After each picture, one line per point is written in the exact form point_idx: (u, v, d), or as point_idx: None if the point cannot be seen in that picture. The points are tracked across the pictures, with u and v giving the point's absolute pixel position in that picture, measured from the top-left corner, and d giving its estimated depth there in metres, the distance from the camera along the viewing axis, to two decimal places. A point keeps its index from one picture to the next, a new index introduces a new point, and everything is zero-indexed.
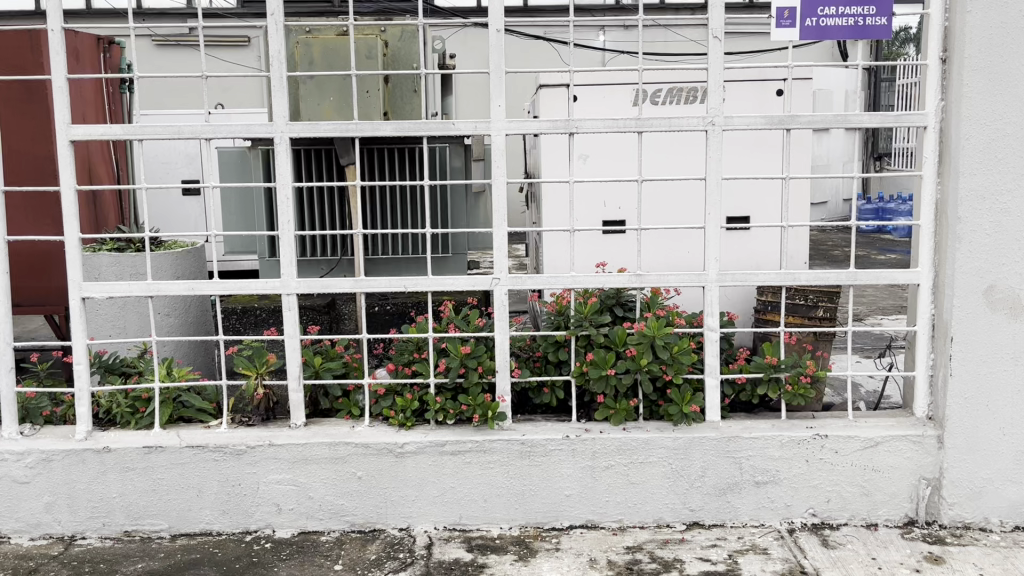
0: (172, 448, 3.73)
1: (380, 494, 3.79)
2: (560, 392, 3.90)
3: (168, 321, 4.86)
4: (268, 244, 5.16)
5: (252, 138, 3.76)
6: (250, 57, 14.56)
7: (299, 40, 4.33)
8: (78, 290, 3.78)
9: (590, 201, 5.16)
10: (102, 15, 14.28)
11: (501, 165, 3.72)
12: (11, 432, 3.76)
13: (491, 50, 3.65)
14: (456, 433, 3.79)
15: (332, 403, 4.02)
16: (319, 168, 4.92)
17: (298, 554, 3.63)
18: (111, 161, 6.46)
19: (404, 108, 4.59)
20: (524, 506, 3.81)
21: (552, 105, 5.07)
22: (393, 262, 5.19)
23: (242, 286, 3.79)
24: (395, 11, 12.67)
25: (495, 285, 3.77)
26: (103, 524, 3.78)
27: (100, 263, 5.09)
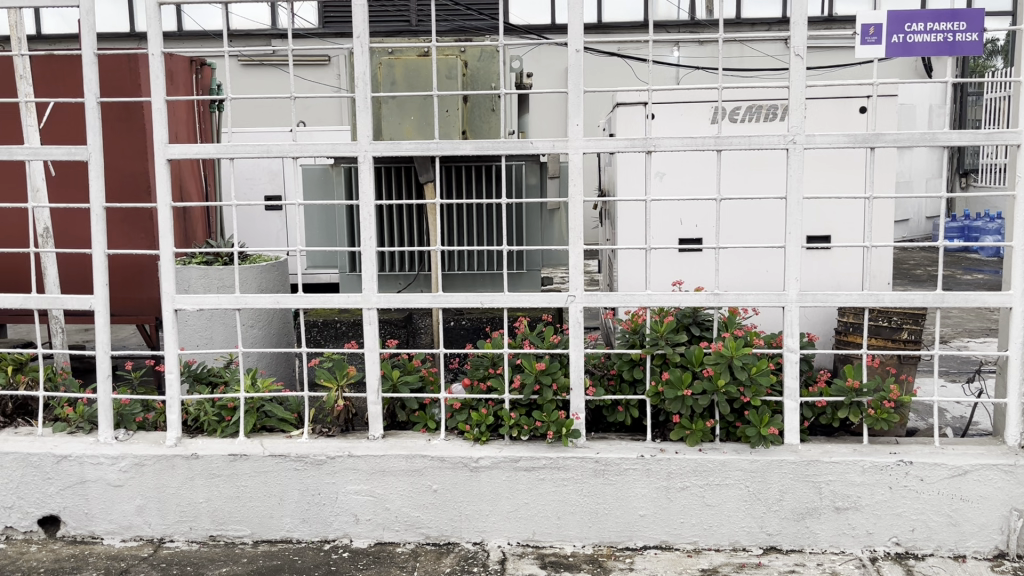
0: (255, 456, 3.85)
1: (455, 508, 3.84)
2: (635, 410, 3.89)
3: (252, 331, 5.08)
4: (348, 259, 5.29)
5: (337, 157, 3.88)
6: (331, 76, 14.94)
7: (382, 61, 4.48)
8: (171, 302, 3.93)
9: (667, 219, 5.14)
10: (192, 37, 14.84)
11: (579, 184, 3.75)
12: (107, 436, 3.95)
13: (571, 69, 3.68)
14: (530, 449, 3.81)
15: (409, 416, 4.09)
16: (399, 185, 5.01)
17: (375, 564, 3.70)
18: (200, 178, 6.77)
19: (482, 127, 4.70)
20: (598, 525, 3.80)
21: (630, 123, 5.08)
22: (469, 278, 5.24)
23: (325, 300, 3.90)
24: (469, 30, 12.87)
25: (570, 302, 3.80)
26: (190, 528, 3.92)
27: (190, 276, 5.31)
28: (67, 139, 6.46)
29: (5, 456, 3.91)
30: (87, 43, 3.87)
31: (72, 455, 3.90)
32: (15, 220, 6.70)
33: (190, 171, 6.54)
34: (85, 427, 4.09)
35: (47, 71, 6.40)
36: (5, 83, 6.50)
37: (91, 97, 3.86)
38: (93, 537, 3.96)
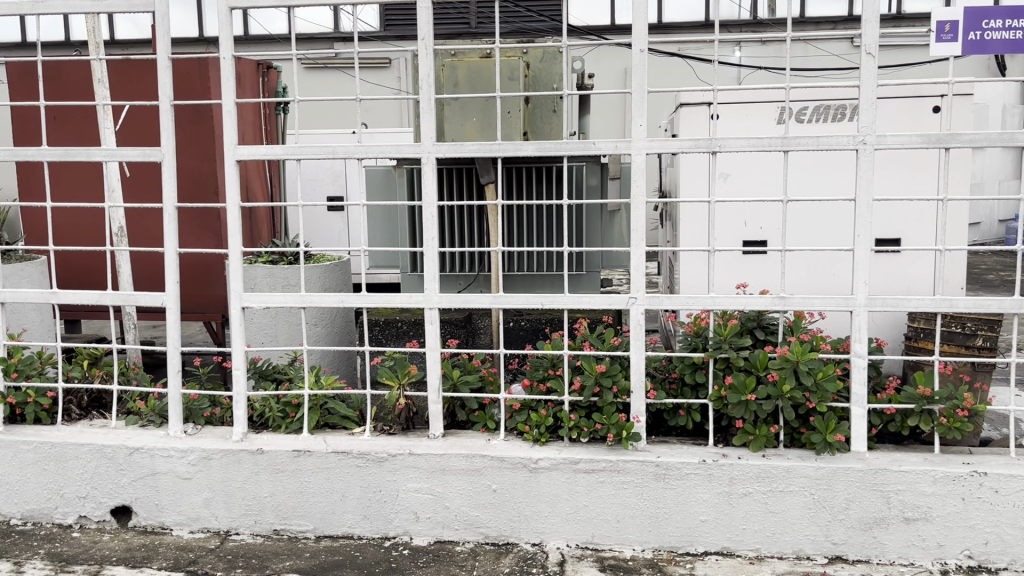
0: (319, 453, 3.91)
1: (514, 508, 3.84)
2: (696, 415, 3.84)
3: (316, 330, 5.18)
4: (409, 259, 5.32)
5: (401, 158, 3.92)
6: (391, 78, 15.09)
7: (445, 63, 4.51)
8: (238, 300, 4.00)
9: (730, 221, 5.07)
10: (258, 41, 15.14)
11: (642, 185, 3.72)
12: (177, 430, 4.05)
13: (635, 70, 3.66)
14: (590, 451, 3.79)
15: (469, 415, 4.10)
16: (460, 187, 5.03)
17: (435, 562, 3.73)
18: (265, 179, 6.95)
19: (543, 129, 4.68)
20: (658, 529, 3.77)
21: (693, 123, 5.03)
22: (529, 279, 5.24)
23: (388, 299, 3.94)
24: (528, 31, 12.90)
25: (632, 304, 3.77)
26: (255, 522, 4.00)
27: (256, 274, 5.44)
28: (141, 141, 6.71)
29: (80, 447, 4.04)
30: (162, 48, 3.98)
31: (143, 447, 4.00)
32: (92, 220, 6.95)
33: (256, 172, 6.72)
34: (156, 421, 4.21)
35: (124, 75, 6.66)
36: (84, 88, 6.76)
37: (166, 100, 3.95)
38: (162, 528, 4.07)
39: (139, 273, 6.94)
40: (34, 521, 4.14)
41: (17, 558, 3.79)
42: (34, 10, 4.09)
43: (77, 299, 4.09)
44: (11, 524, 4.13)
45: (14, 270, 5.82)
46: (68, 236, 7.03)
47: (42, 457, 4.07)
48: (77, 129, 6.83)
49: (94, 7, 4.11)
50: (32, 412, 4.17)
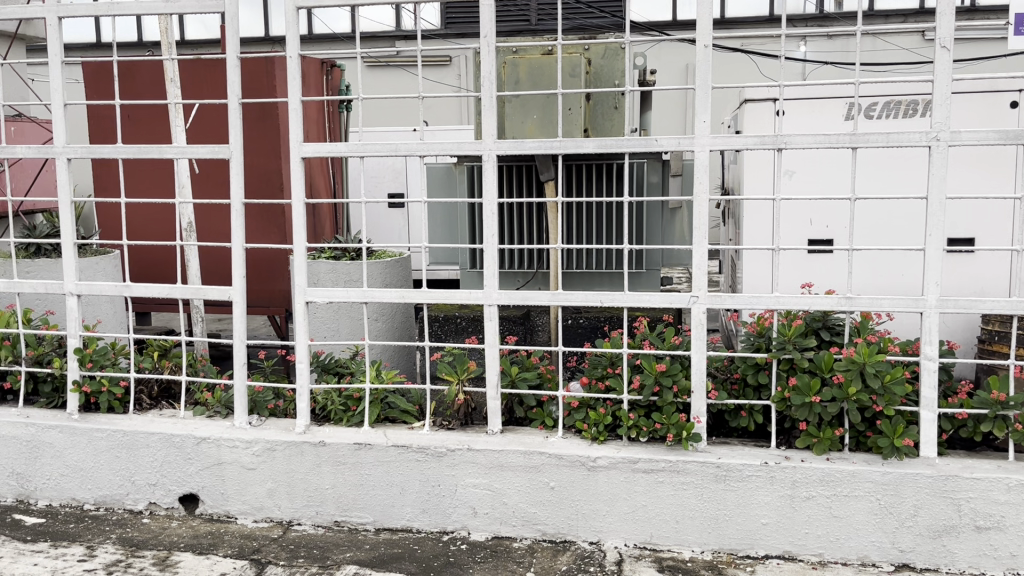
0: (379, 446, 3.96)
1: (572, 506, 3.83)
2: (759, 416, 3.77)
3: (376, 325, 5.32)
4: (469, 257, 5.31)
5: (462, 155, 3.94)
6: (452, 76, 15.17)
7: (506, 60, 4.50)
8: (302, 294, 4.06)
9: (795, 219, 4.98)
10: (322, 40, 15.36)
11: (705, 182, 3.67)
12: (242, 421, 4.15)
13: (699, 66, 3.61)
14: (649, 451, 3.76)
15: (527, 412, 4.11)
16: (520, 184, 5.03)
17: (493, 558, 3.75)
18: (329, 175, 7.12)
19: (604, 126, 4.61)
20: (718, 531, 3.72)
21: (758, 120, 4.98)
22: (588, 277, 5.20)
23: (448, 296, 3.96)
24: (589, 27, 12.85)
25: (693, 303, 3.73)
26: (316, 513, 4.07)
27: (319, 269, 5.55)
28: (210, 139, 6.90)
29: (150, 436, 4.16)
30: (231, 48, 4.06)
31: (210, 437, 4.10)
32: (162, 215, 7.16)
33: (319, 168, 6.88)
34: (222, 412, 4.31)
35: (195, 75, 6.87)
36: (156, 87, 6.96)
37: (234, 99, 4.03)
38: (228, 517, 4.17)
39: (208, 268, 7.14)
40: (106, 506, 4.28)
41: (90, 542, 3.93)
42: (110, 11, 4.22)
43: (149, 293, 4.21)
44: (85, 509, 4.27)
45: (89, 264, 6.03)
46: (140, 231, 7.26)
47: (115, 444, 4.21)
48: (149, 127, 7.04)
49: (168, 8, 4.23)
50: (105, 401, 4.30)
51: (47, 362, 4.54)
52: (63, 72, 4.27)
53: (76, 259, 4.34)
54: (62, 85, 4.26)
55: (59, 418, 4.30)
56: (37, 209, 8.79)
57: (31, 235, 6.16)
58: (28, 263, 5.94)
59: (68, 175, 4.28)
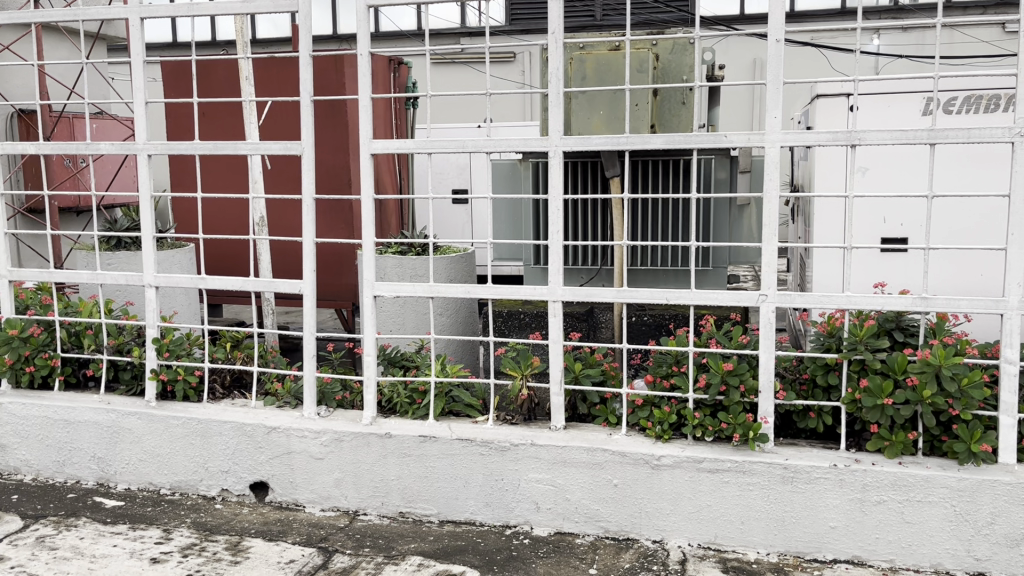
0: (443, 439, 4.00)
1: (636, 504, 3.82)
2: (828, 417, 3.70)
3: (441, 320, 5.38)
4: (533, 252, 5.33)
5: (529, 152, 3.95)
6: (516, 71, 15.21)
7: (573, 56, 4.48)
8: (370, 288, 4.12)
9: (868, 217, 4.86)
10: (389, 37, 15.55)
11: (774, 179, 3.61)
12: (311, 412, 4.24)
13: (770, 60, 3.56)
14: (714, 451, 3.72)
15: (590, 409, 4.10)
16: (586, 180, 5.02)
17: (555, 553, 3.76)
18: (395, 172, 7.25)
19: (672, 121, 4.53)
20: (785, 533, 3.66)
21: (830, 115, 4.88)
22: (653, 274, 5.16)
23: (513, 291, 3.98)
24: (654, 21, 12.75)
25: (762, 302, 3.67)
26: (382, 503, 4.14)
27: (387, 264, 5.66)
28: (282, 135, 7.06)
29: (223, 424, 4.28)
30: (304, 46, 4.14)
31: (280, 427, 4.20)
32: (235, 210, 7.36)
33: (386, 164, 7.00)
34: (291, 402, 4.42)
35: (268, 73, 7.03)
36: (230, 85, 7.16)
37: (306, 96, 4.11)
38: (296, 505, 4.27)
39: (279, 261, 7.33)
40: (181, 491, 4.42)
41: (166, 525, 4.07)
42: (189, 11, 4.34)
43: (223, 285, 4.33)
44: (161, 493, 4.42)
45: (166, 256, 6.24)
46: (213, 226, 7.47)
47: (190, 431, 4.34)
48: (224, 124, 7.25)
49: (243, 8, 4.33)
50: (181, 389, 4.45)
51: (127, 351, 4.72)
52: (144, 71, 4.42)
53: (154, 251, 4.49)
54: (144, 84, 4.42)
55: (138, 405, 4.45)
56: (117, 203, 9.11)
57: (112, 228, 6.40)
58: (110, 256, 6.17)
59: (148, 171, 4.43)
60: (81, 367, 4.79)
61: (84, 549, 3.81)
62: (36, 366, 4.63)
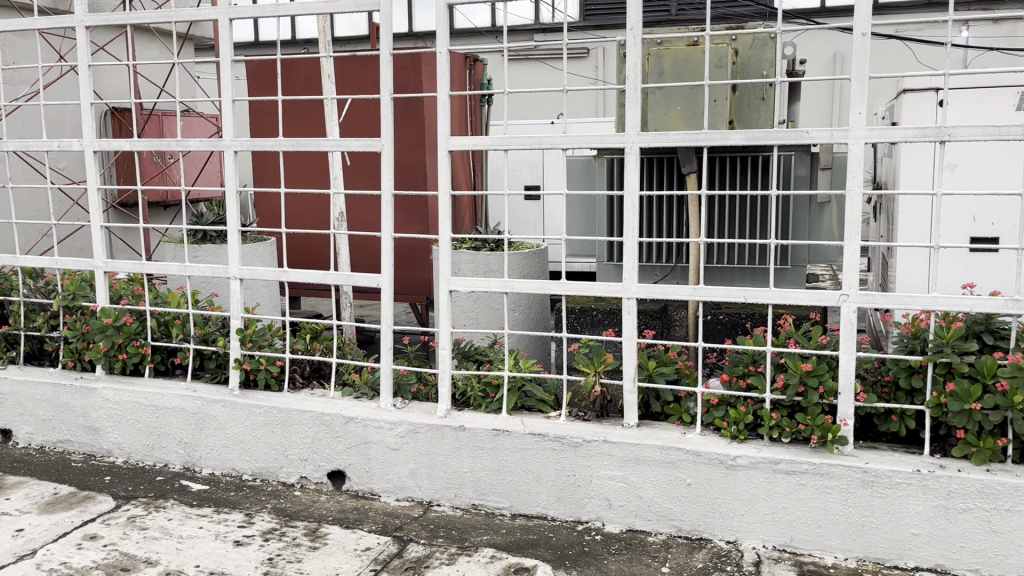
0: (516, 433, 4.03)
1: (709, 504, 3.79)
2: (911, 421, 3.61)
3: (513, 315, 5.54)
4: (607, 249, 5.31)
5: (605, 148, 3.94)
6: (590, 68, 15.21)
7: (650, 51, 4.37)
8: (446, 283, 4.15)
9: (957, 216, 4.72)
10: (464, 35, 15.71)
11: (858, 176, 3.52)
12: (387, 403, 4.33)
13: (855, 54, 3.47)
14: (792, 452, 3.66)
15: (664, 407, 4.08)
16: (662, 177, 4.97)
17: (627, 550, 3.76)
18: (470, 168, 7.40)
19: (751, 118, 4.40)
20: (864, 539, 3.58)
21: (917, 111, 4.75)
22: (729, 272, 5.10)
23: (587, 287, 3.98)
24: (731, 15, 12.57)
25: (843, 302, 3.58)
26: (455, 495, 4.20)
27: (461, 260, 5.80)
28: (362, 131, 7.26)
29: (303, 413, 4.40)
30: (384, 44, 4.20)
31: (358, 417, 4.30)
32: (315, 205, 7.56)
33: (461, 162, 7.14)
34: (368, 393, 4.51)
35: (349, 71, 7.23)
36: (311, 83, 7.33)
37: (385, 93, 4.16)
38: (372, 494, 4.36)
39: (357, 256, 7.51)
40: (262, 477, 4.56)
41: (248, 510, 4.21)
42: (274, 12, 4.46)
43: (304, 278, 4.43)
44: (243, 479, 4.57)
45: (249, 250, 6.47)
46: (294, 220, 7.68)
47: (271, 420, 4.47)
48: (304, 121, 7.44)
49: (326, 7, 4.42)
50: (263, 378, 4.59)
51: (212, 340, 4.89)
52: (230, 70, 4.55)
53: (239, 245, 4.62)
54: (231, 82, 4.56)
55: (222, 393, 4.61)
56: (202, 198, 9.43)
57: (199, 222, 6.65)
58: (196, 249, 6.42)
59: (234, 166, 4.57)
60: (169, 355, 5.01)
61: (171, 530, 3.97)
62: (129, 354, 4.84)
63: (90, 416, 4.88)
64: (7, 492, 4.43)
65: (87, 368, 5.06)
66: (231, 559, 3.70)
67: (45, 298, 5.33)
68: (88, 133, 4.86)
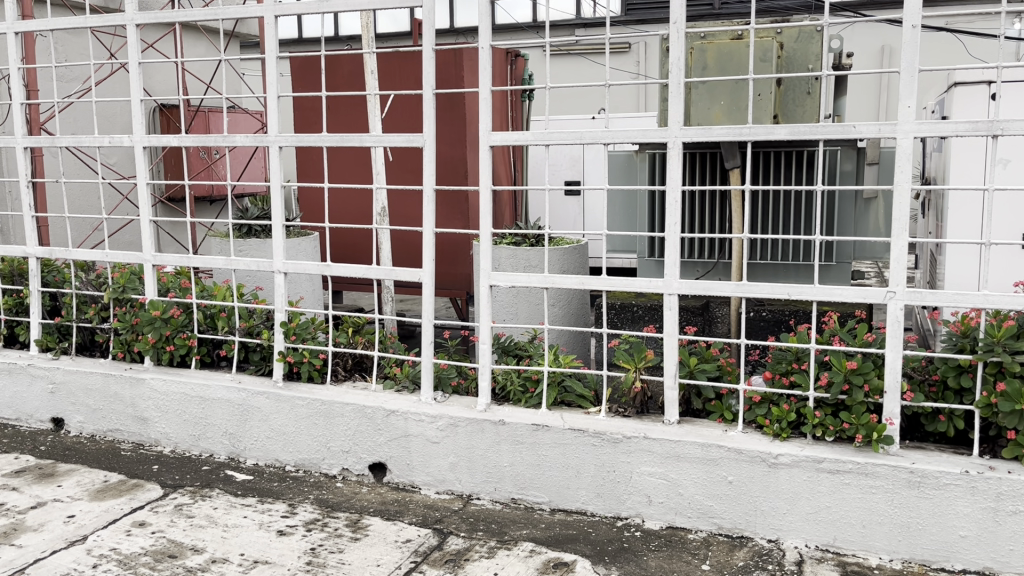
0: (556, 429, 4.04)
1: (751, 502, 3.75)
2: (960, 421, 3.53)
3: (553, 311, 5.53)
4: (648, 245, 5.28)
5: (647, 143, 3.92)
6: (631, 63, 15.15)
7: (693, 45, 4.33)
8: (486, 278, 4.15)
9: (1010, 212, 4.61)
10: (505, 30, 15.72)
11: (907, 171, 3.45)
12: (428, 397, 4.36)
13: (904, 47, 3.40)
14: (836, 451, 3.61)
15: (705, 404, 4.04)
16: (705, 172, 4.92)
17: (667, 547, 3.74)
18: (510, 164, 7.43)
19: (796, 112, 4.35)
20: (910, 540, 3.52)
21: (968, 104, 4.65)
22: (773, 268, 5.04)
23: (628, 283, 3.96)
24: (776, 8, 12.41)
25: (890, 299, 3.52)
26: (495, 489, 4.22)
27: (501, 255, 5.81)
28: (404, 126, 7.33)
29: (345, 406, 4.45)
30: (427, 39, 4.21)
31: (399, 410, 4.34)
32: (358, 200, 7.64)
33: (502, 157, 7.17)
34: (409, 386, 4.55)
35: (391, 67, 7.29)
36: (354, 78, 7.40)
37: (428, 88, 4.17)
38: (412, 486, 4.40)
39: (399, 251, 7.59)
40: (305, 469, 4.63)
41: (291, 500, 4.27)
42: (318, 9, 4.50)
43: (347, 272, 4.47)
44: (287, 470, 4.64)
45: (293, 244, 6.56)
46: (336, 215, 7.76)
47: (314, 412, 4.53)
48: (347, 116, 7.52)
49: (369, 3, 4.45)
50: (306, 371, 4.66)
51: (257, 333, 4.97)
52: (275, 66, 4.60)
53: (283, 239, 4.67)
54: (276, 79, 4.62)
55: (266, 385, 4.68)
56: (247, 193, 9.59)
57: (244, 217, 6.76)
58: (242, 243, 6.53)
59: (278, 162, 4.62)
60: (214, 347, 5.10)
61: (216, 519, 4.05)
62: (177, 346, 4.95)
63: (139, 406, 4.99)
64: (60, 478, 4.55)
65: (136, 359, 5.18)
66: (274, 548, 3.76)
67: (96, 290, 5.46)
68: (138, 130, 4.95)
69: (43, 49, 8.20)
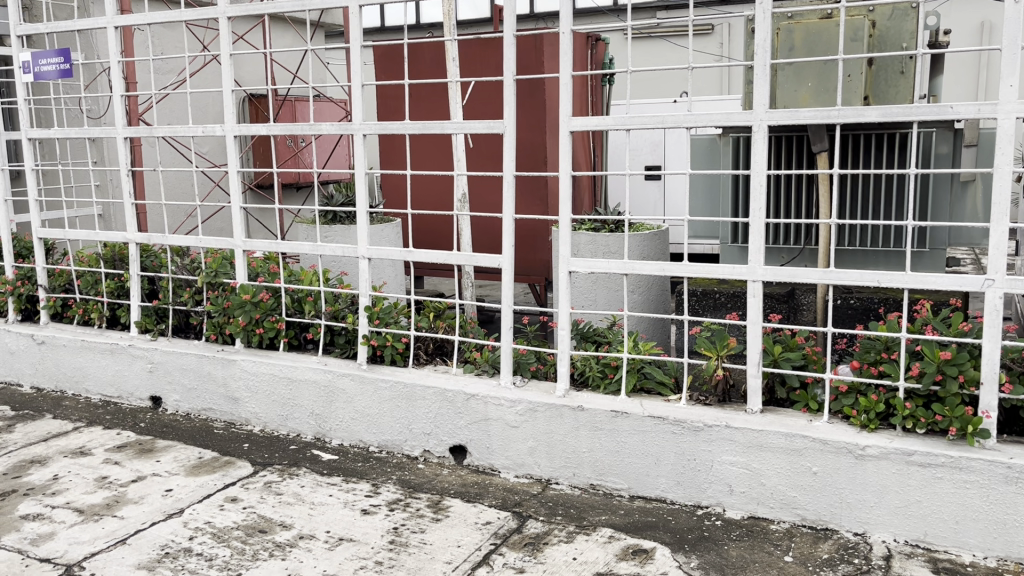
0: (635, 415, 4.02)
1: (836, 494, 3.67)
2: None
3: (632, 297, 5.52)
4: (731, 230, 5.13)
5: (731, 126, 3.84)
6: (714, 45, 14.90)
7: (780, 26, 4.21)
8: (566, 263, 4.15)
9: None
10: (586, 14, 15.63)
11: (1007, 153, 3.30)
12: (508, 381, 4.40)
13: (1007, 23, 3.24)
14: (926, 444, 3.50)
15: (789, 394, 3.96)
16: (791, 156, 4.79)
17: (749, 537, 3.69)
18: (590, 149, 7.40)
19: (888, 92, 4.18)
20: (1006, 538, 3.39)
21: None
22: (862, 254, 4.90)
23: (711, 269, 3.90)
24: None
25: (988, 287, 3.37)
26: (573, 474, 4.23)
27: (580, 241, 5.82)
28: (486, 113, 7.39)
29: (427, 389, 4.53)
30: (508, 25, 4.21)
31: (479, 394, 4.39)
32: (439, 186, 7.73)
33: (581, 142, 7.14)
34: (489, 370, 4.59)
35: (472, 54, 7.34)
36: (436, 66, 7.48)
37: (509, 74, 4.18)
38: (492, 469, 4.45)
39: (480, 236, 7.66)
40: (388, 450, 4.73)
41: (375, 480, 4.38)
42: None
43: (429, 258, 4.53)
44: (370, 450, 4.76)
45: (377, 230, 6.68)
46: (418, 201, 7.89)
47: (396, 394, 4.62)
48: (429, 104, 7.61)
49: None
50: (389, 354, 4.76)
51: (342, 317, 5.10)
52: (359, 55, 4.68)
53: (367, 224, 4.76)
54: (360, 67, 4.69)
55: (351, 367, 4.80)
56: (331, 181, 9.81)
57: (329, 203, 6.94)
58: (327, 229, 6.70)
59: (362, 149, 4.71)
60: (301, 330, 5.24)
61: (303, 496, 4.18)
62: (266, 328, 5.12)
63: (231, 386, 5.19)
64: (158, 454, 4.78)
65: (228, 341, 5.38)
66: (358, 526, 3.87)
67: (191, 275, 5.69)
68: (229, 119, 5.11)
69: (140, 42, 8.54)
